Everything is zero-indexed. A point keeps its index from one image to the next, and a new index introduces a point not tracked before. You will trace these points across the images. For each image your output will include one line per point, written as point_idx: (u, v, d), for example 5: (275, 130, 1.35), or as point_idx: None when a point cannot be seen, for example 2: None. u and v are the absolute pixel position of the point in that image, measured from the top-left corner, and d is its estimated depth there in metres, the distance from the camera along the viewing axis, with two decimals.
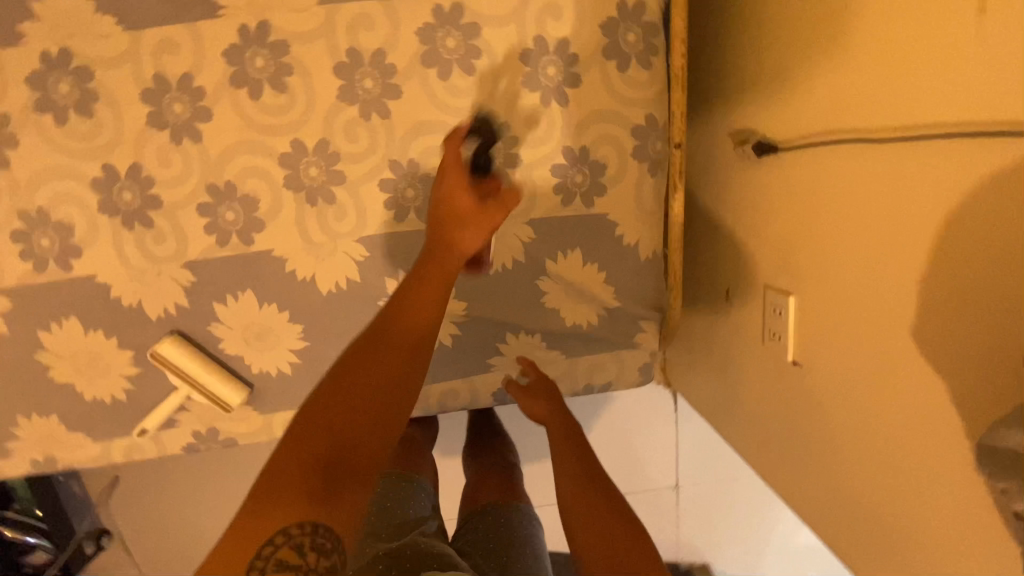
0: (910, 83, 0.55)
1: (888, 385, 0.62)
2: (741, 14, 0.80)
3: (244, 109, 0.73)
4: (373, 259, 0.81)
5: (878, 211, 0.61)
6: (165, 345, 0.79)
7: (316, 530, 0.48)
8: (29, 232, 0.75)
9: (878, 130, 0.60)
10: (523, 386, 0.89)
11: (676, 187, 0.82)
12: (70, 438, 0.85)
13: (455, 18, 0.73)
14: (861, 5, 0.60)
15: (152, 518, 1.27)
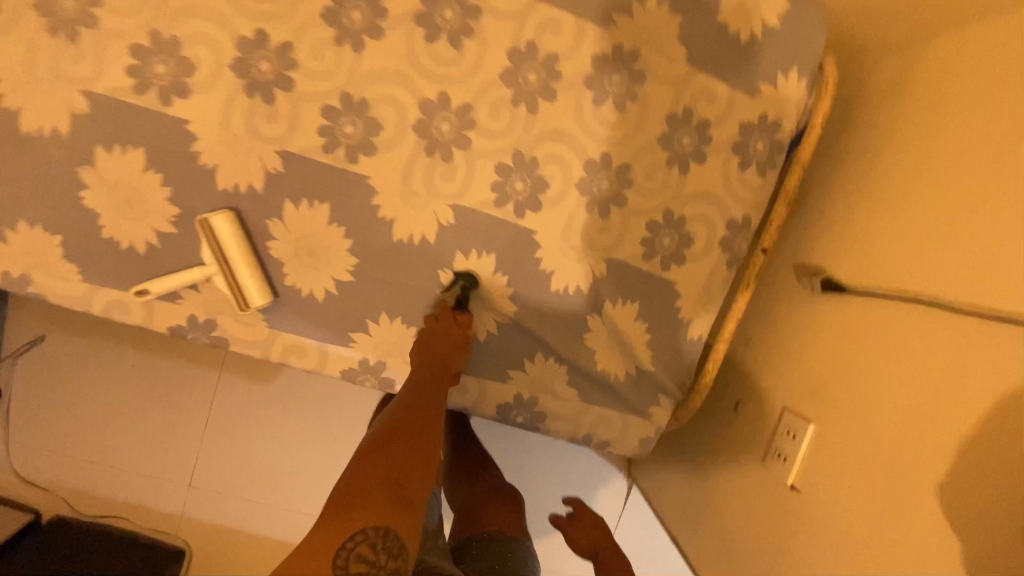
0: (998, 275, 0.61)
1: (895, 536, 0.65)
2: (845, 170, 0.90)
3: (413, 44, 0.76)
4: (456, 228, 0.81)
5: (911, 371, 0.68)
6: (217, 218, 0.74)
7: (387, 535, 0.57)
8: (150, 53, 0.72)
9: (954, 306, 0.65)
10: (570, 518, 0.86)
11: (746, 287, 0.89)
12: (61, 265, 0.77)
13: (627, 62, 0.80)
14: (965, 195, 0.68)
15: (58, 394, 1.20)
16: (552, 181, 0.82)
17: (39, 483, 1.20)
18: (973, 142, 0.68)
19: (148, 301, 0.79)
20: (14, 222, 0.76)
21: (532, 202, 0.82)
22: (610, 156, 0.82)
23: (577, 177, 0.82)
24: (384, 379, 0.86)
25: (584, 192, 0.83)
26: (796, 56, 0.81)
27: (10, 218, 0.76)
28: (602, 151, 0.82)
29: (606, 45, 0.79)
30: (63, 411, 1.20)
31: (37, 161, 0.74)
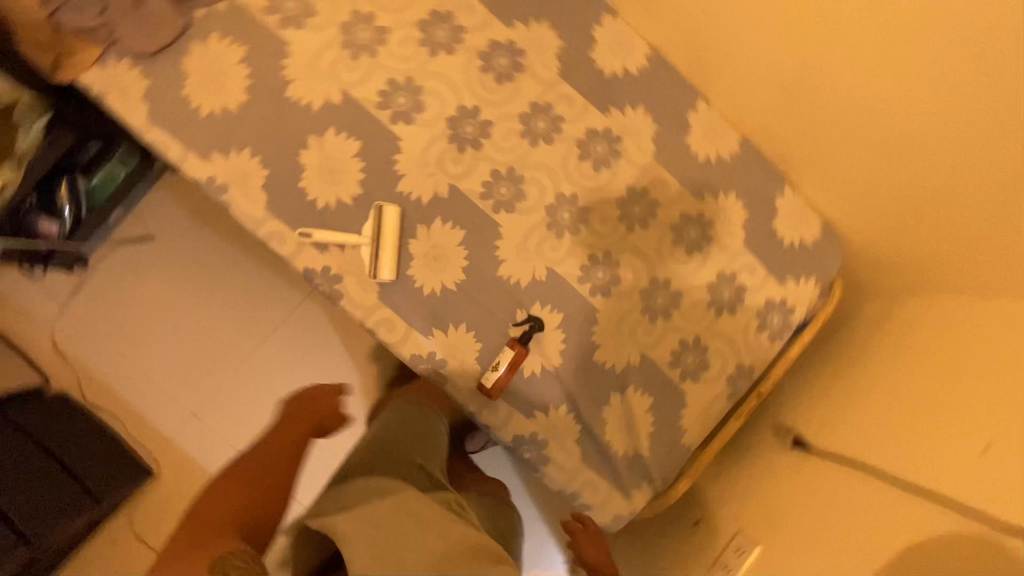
0: (923, 461, 0.83)
1: None
2: (827, 365, 1.18)
3: (569, 157, 1.07)
4: (545, 286, 1.06)
5: (845, 516, 0.88)
6: (390, 209, 0.99)
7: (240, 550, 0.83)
8: (400, 88, 1.02)
9: (890, 476, 0.86)
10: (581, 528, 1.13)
11: (737, 416, 1.11)
12: (256, 190, 0.98)
13: (704, 225, 1.10)
14: (909, 402, 0.92)
15: (133, 285, 1.31)
16: (624, 281, 1.08)
17: (73, 352, 1.29)
18: (924, 369, 0.94)
19: (302, 243, 0.99)
20: (240, 147, 0.98)
21: (604, 289, 1.07)
22: (670, 282, 1.09)
23: (642, 286, 1.08)
24: (440, 375, 1.02)
25: (643, 299, 1.08)
26: (817, 269, 1.12)
27: (239, 144, 0.98)
28: (666, 277, 1.09)
29: (693, 209, 1.10)
30: (129, 296, 1.31)
31: (284, 116, 0.99)
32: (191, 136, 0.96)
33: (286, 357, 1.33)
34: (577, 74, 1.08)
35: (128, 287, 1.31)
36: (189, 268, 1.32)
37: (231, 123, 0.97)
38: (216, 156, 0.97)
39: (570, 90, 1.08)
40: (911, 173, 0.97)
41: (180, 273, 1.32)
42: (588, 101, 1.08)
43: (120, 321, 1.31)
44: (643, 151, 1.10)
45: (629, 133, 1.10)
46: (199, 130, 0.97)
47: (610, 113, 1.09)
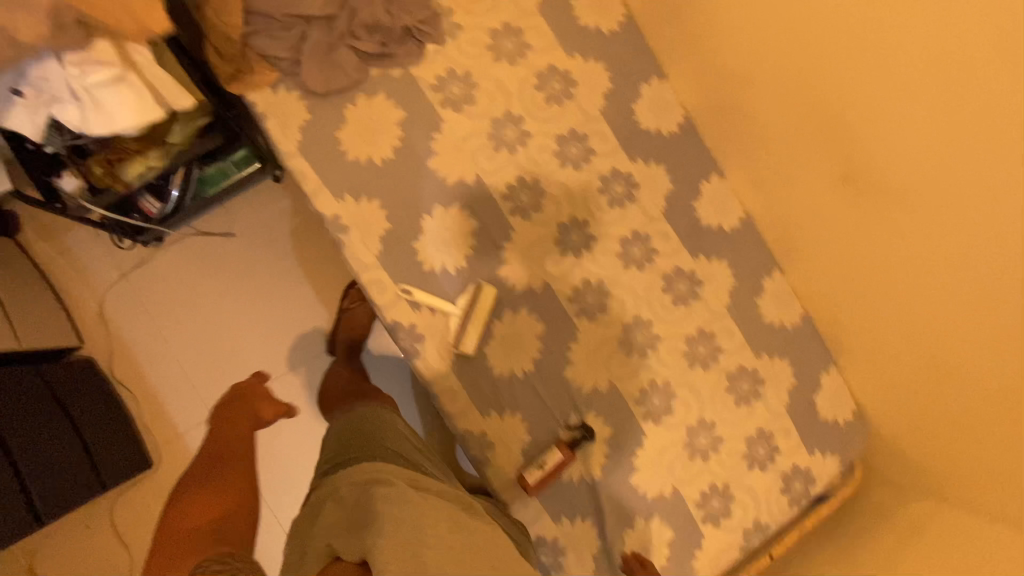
0: None
1: None
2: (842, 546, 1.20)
3: (656, 287, 1.15)
4: (604, 398, 1.10)
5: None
6: (489, 289, 1.06)
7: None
8: (525, 187, 1.11)
9: None
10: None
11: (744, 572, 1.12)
12: (373, 239, 1.05)
13: (757, 381, 1.17)
14: None
15: (195, 273, 1.32)
16: (674, 413, 1.12)
17: (112, 321, 1.28)
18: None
19: (399, 296, 1.05)
20: (372, 198, 1.05)
21: (654, 415, 1.11)
22: (715, 426, 1.14)
23: (689, 422, 1.13)
24: (484, 456, 1.05)
25: (687, 435, 1.12)
26: (841, 449, 1.20)
27: (372, 194, 1.05)
28: (714, 419, 1.14)
29: (751, 364, 1.17)
30: (188, 283, 1.32)
31: (417, 181, 1.07)
32: (333, 176, 1.04)
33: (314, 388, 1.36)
34: (681, 216, 1.18)
35: (192, 275, 1.32)
36: (254, 278, 1.35)
37: (373, 175, 1.05)
38: (348, 198, 1.04)
39: (671, 228, 1.17)
40: (951, 403, 1.00)
41: (245, 276, 1.35)
42: (683, 241, 1.17)
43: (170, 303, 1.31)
44: (720, 300, 1.17)
45: (713, 281, 1.17)
46: (341, 173, 1.04)
47: (700, 257, 1.18)
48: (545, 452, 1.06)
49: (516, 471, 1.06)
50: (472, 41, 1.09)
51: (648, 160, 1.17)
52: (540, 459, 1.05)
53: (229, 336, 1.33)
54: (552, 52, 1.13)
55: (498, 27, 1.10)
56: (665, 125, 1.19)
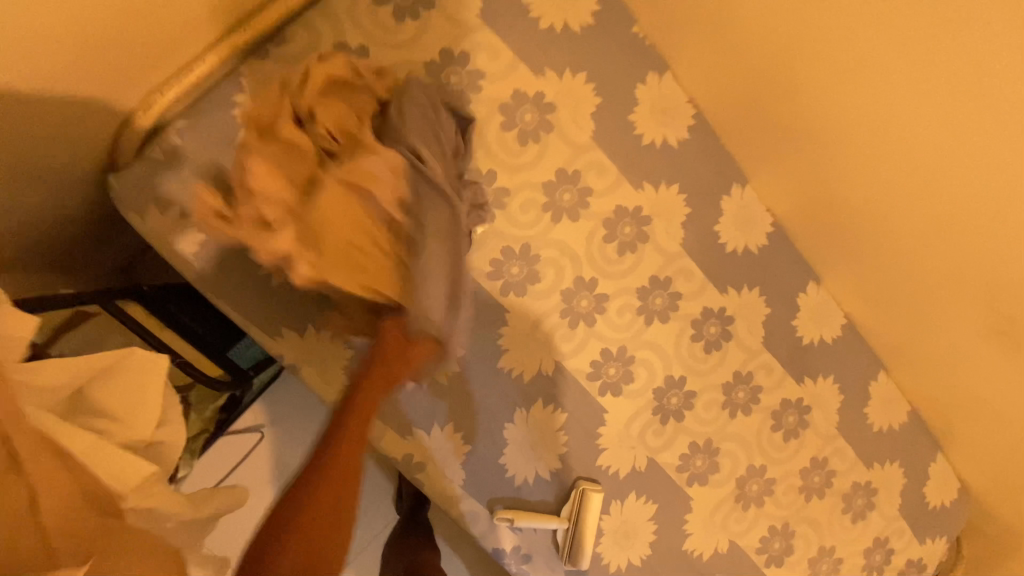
0: None
1: None
2: None
3: (763, 428, 1.03)
4: (725, 558, 1.02)
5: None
6: (595, 494, 0.91)
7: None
8: (612, 358, 0.94)
9: None
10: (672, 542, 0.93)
11: None
12: (453, 468, 0.88)
13: (870, 492, 1.11)
14: None
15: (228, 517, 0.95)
16: (797, 549, 1.06)
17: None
18: None
19: (498, 524, 0.90)
20: (443, 422, 0.87)
21: (778, 559, 1.05)
22: (835, 549, 1.09)
23: (812, 554, 1.08)
24: None
25: (809, 565, 1.08)
26: (949, 529, 1.18)
27: (442, 418, 0.87)
28: (832, 542, 1.09)
29: (864, 477, 1.10)
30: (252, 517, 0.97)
31: (491, 388, 0.89)
32: (396, 413, 0.86)
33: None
34: (780, 339, 1.04)
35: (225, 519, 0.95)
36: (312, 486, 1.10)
37: (437, 397, 0.87)
38: (415, 432, 0.86)
39: (771, 358, 1.03)
40: None
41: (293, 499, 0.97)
42: (786, 369, 1.04)
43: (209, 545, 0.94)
44: (829, 422, 1.07)
45: (818, 403, 1.07)
46: (403, 408, 0.86)
47: (804, 382, 1.05)
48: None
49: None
50: (524, 205, 0.88)
51: (739, 286, 1.00)
52: None
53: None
54: (618, 189, 0.92)
55: (550, 177, 0.89)
56: (753, 240, 1.01)
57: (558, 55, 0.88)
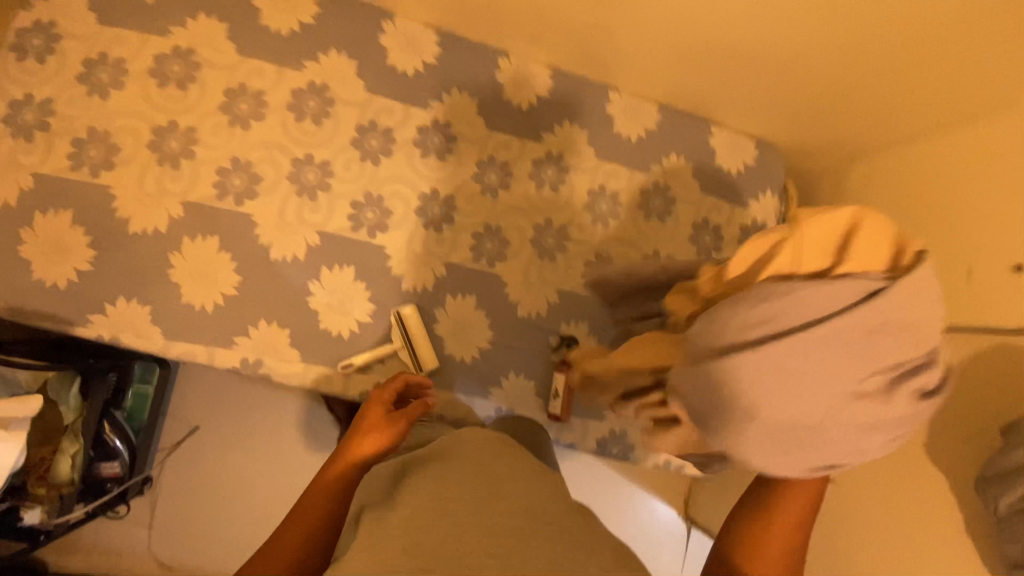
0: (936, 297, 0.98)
1: (904, 482, 0.95)
2: None
3: (530, 192, 1.17)
4: (561, 307, 1.16)
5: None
6: (408, 308, 1.08)
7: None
8: (363, 205, 1.10)
9: None
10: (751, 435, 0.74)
11: None
12: (288, 351, 1.06)
13: (664, 192, 1.22)
14: None
15: (191, 470, 1.37)
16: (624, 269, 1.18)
17: (169, 548, 1.34)
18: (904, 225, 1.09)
19: (348, 372, 1.08)
20: (256, 321, 1.05)
21: None
22: (661, 252, 1.20)
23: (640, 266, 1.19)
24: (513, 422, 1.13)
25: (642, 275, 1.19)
26: (765, 184, 1.27)
27: (253, 319, 1.05)
28: (655, 248, 1.20)
29: (650, 182, 1.21)
30: (207, 463, 1.37)
31: (280, 277, 1.06)
32: (211, 334, 1.04)
33: None
34: (503, 117, 1.17)
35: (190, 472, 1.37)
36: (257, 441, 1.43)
37: (238, 305, 1.05)
38: (238, 339, 1.05)
39: (503, 135, 1.17)
40: (817, 78, 1.08)
41: (231, 442, 1.39)
42: (522, 136, 1.17)
43: (218, 504, 1.36)
44: (587, 157, 1.19)
45: (568, 147, 1.19)
46: (215, 328, 1.04)
47: (545, 137, 1.18)
48: (552, 380, 1.14)
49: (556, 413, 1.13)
50: (214, 131, 1.05)
51: (437, 94, 1.14)
52: (554, 391, 1.12)
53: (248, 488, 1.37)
54: (284, 79, 1.08)
55: (222, 100, 1.06)
56: (427, 56, 1.15)
57: (175, 13, 1.06)
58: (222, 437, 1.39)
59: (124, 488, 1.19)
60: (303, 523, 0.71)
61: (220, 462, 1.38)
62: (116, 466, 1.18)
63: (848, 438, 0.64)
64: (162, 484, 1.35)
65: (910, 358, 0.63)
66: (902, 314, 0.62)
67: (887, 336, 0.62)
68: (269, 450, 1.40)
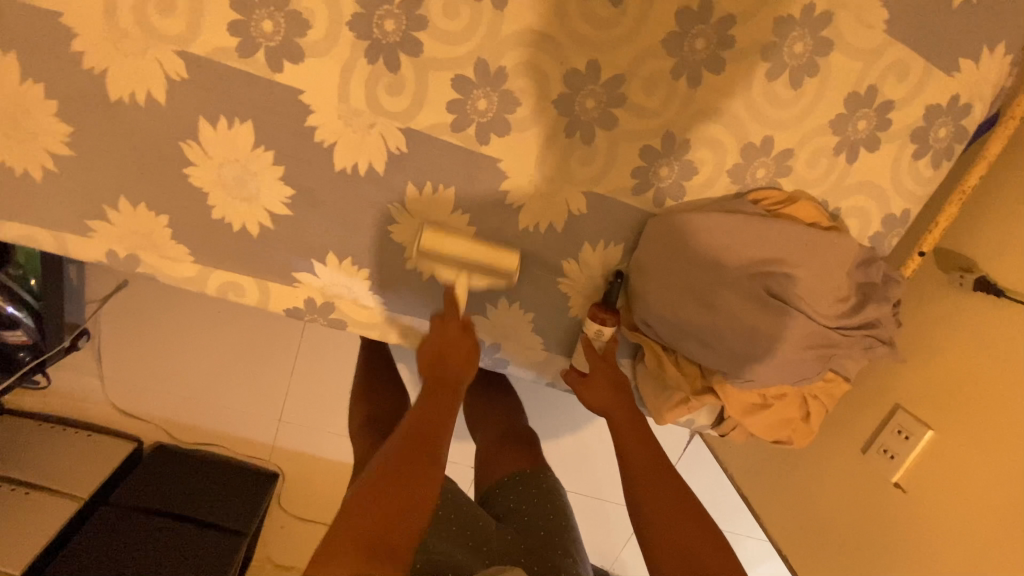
0: None
1: (1010, 542, 0.69)
2: None
3: (566, 3, 0.62)
4: (588, 217, 0.75)
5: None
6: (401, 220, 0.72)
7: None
8: (254, 5, 0.60)
9: None
10: (582, 376, 0.80)
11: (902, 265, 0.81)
12: (170, 245, 0.72)
13: (817, 27, 0.65)
14: None
15: (130, 326, 1.21)
16: (702, 167, 0.72)
17: (123, 397, 1.24)
18: None
19: (263, 284, 0.75)
20: (113, 199, 0.69)
21: (674, 191, 0.73)
22: (772, 141, 0.71)
23: (731, 163, 0.72)
24: (498, 360, 0.85)
25: (731, 177, 0.73)
26: (1005, 25, 0.68)
27: (109, 194, 0.68)
28: (764, 135, 0.70)
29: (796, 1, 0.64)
30: (149, 320, 1.20)
31: (135, 131, 0.65)
32: (52, 215, 0.69)
33: (305, 363, 1.25)
34: None
35: (130, 329, 1.21)
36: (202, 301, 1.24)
37: (79, 170, 0.67)
38: (93, 222, 0.70)
39: None
40: None
41: (171, 303, 1.20)
42: None
43: (185, 379, 1.24)
44: None
45: None
46: (55, 206, 0.69)
47: None
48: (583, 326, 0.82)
49: (567, 362, 0.86)
50: None
51: None
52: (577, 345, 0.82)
53: (197, 349, 1.23)
54: None
55: None
56: None
57: None
58: (159, 296, 1.20)
59: (42, 354, 1.03)
60: (425, 469, 0.57)
61: (163, 322, 1.21)
62: (23, 333, 1.00)
63: (717, 263, 0.72)
64: (101, 337, 1.21)
65: (802, 298, 0.73)
66: (826, 263, 0.72)
67: (824, 278, 0.73)
68: (218, 318, 1.21)
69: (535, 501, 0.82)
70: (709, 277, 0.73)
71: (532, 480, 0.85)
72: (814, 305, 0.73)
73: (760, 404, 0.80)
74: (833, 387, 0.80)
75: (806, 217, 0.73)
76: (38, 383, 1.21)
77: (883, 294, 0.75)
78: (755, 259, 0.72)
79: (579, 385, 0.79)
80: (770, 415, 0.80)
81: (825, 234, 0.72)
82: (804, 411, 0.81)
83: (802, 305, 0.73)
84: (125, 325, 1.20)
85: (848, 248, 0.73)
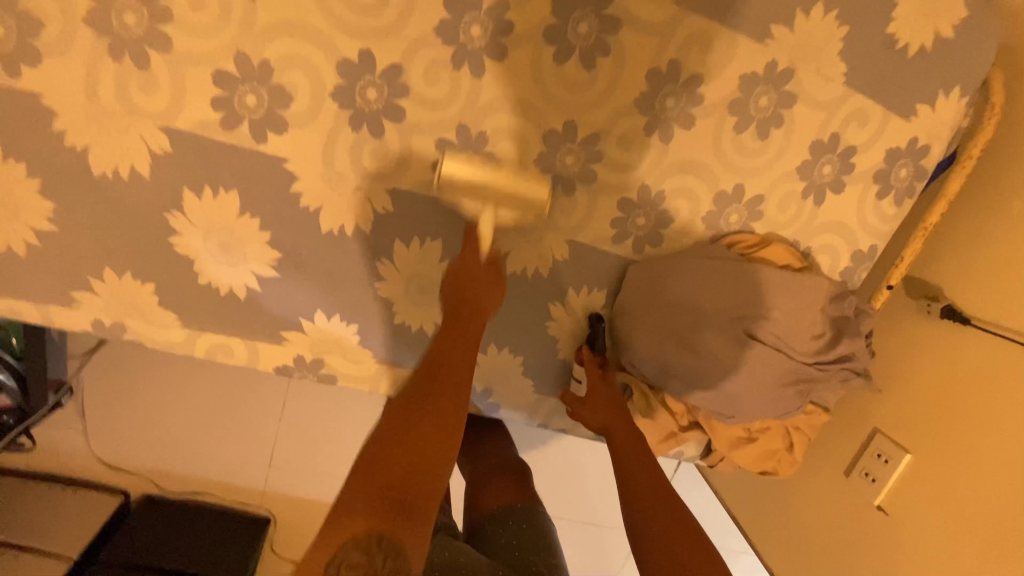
0: None
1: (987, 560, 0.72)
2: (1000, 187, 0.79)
3: (542, 69, 0.65)
4: (572, 264, 0.77)
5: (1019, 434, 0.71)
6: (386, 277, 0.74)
7: (380, 544, 0.43)
8: (237, 81, 0.61)
9: None
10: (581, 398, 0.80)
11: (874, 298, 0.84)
12: (156, 313, 0.72)
13: (781, 82, 0.69)
14: None
15: (114, 385, 1.20)
16: (678, 215, 0.75)
17: (108, 455, 1.22)
18: None
19: (252, 344, 0.76)
20: (99, 270, 0.69)
21: (653, 237, 0.76)
22: (743, 188, 0.74)
23: (706, 210, 0.75)
24: (489, 404, 0.86)
25: (708, 223, 0.76)
26: (956, 73, 0.72)
27: (94, 266, 0.68)
28: (737, 183, 0.73)
29: (760, 60, 0.68)
30: (134, 378, 1.20)
31: (119, 204, 0.65)
32: (35, 288, 0.69)
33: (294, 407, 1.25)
34: None
35: (114, 389, 1.20)
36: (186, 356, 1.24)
37: (61, 244, 0.67)
38: (79, 293, 0.70)
39: None
40: None
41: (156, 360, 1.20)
42: None
43: (172, 433, 1.23)
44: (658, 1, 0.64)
45: None
46: (38, 279, 0.69)
47: None
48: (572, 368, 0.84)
49: (556, 402, 0.87)
50: None
51: None
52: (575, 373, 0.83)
53: (184, 402, 1.22)
54: None
55: None
56: None
57: None
58: (142, 354, 1.20)
59: (26, 416, 1.02)
60: (446, 395, 0.56)
61: (147, 379, 1.20)
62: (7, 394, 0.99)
63: (698, 306, 0.75)
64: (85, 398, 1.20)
65: (781, 337, 0.75)
66: (801, 304, 0.75)
67: (800, 319, 0.76)
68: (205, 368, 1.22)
69: (529, 536, 0.80)
70: (692, 319, 0.75)
71: (524, 516, 0.84)
72: (791, 343, 0.76)
73: (746, 437, 0.82)
74: (814, 417, 0.82)
75: (779, 260, 0.76)
76: (21, 445, 1.19)
77: (857, 329, 0.78)
78: (734, 302, 0.75)
79: (581, 405, 0.80)
80: (757, 447, 0.82)
81: (797, 276, 0.75)
82: (787, 441, 0.83)
83: (780, 344, 0.75)
84: (108, 381, 1.19)
85: (820, 287, 0.76)
